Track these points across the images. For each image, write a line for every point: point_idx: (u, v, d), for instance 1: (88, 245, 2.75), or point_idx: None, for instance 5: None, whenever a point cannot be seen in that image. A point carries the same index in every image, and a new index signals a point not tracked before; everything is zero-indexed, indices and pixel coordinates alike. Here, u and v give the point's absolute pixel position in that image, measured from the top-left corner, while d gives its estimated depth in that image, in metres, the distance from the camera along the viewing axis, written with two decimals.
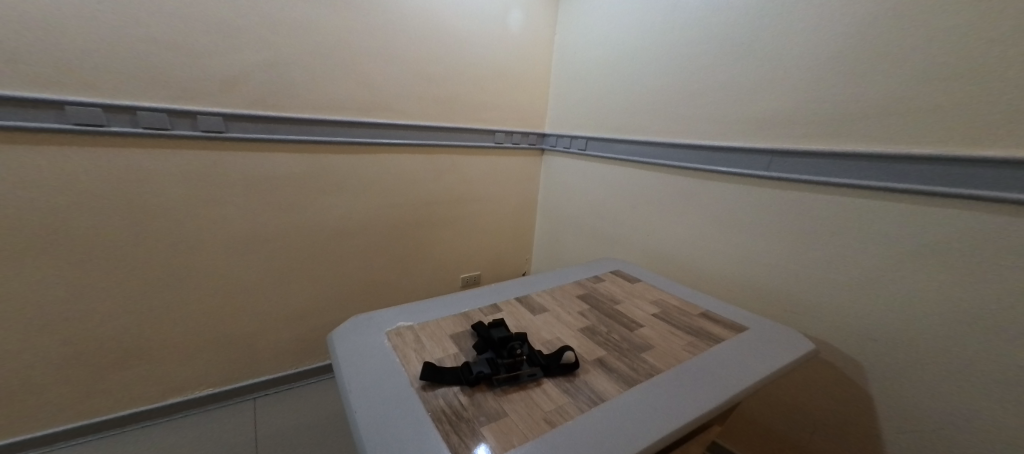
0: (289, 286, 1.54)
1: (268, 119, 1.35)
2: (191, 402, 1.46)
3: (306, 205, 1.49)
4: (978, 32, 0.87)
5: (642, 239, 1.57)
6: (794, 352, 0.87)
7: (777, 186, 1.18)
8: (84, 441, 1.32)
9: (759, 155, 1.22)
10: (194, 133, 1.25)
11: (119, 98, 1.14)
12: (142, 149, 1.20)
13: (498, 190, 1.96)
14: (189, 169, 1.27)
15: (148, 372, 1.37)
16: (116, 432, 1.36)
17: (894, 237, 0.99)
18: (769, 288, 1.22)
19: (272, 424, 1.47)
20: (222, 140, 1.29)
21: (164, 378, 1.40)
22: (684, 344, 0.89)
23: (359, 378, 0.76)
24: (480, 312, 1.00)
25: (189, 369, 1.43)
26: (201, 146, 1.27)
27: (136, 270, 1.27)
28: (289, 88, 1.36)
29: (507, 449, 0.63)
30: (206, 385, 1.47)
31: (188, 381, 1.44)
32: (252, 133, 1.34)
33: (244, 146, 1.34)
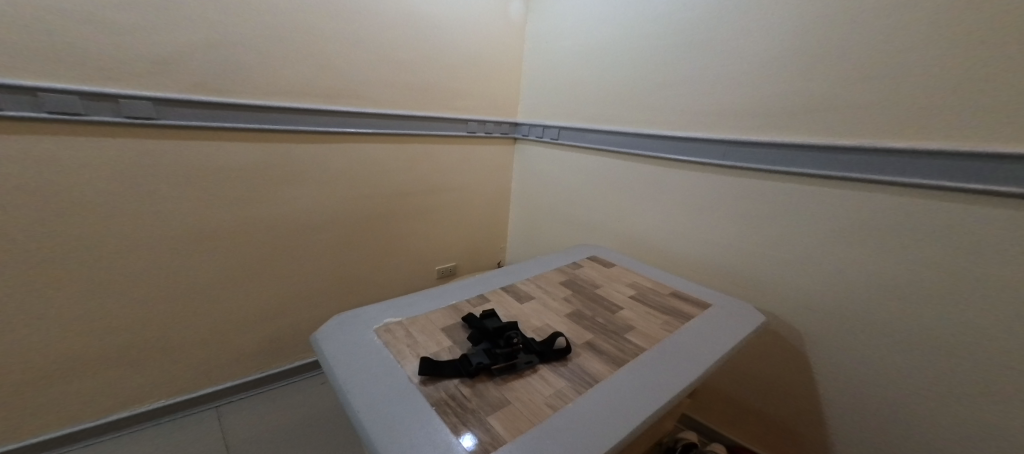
0: (255, 284, 1.48)
1: (211, 104, 1.24)
2: (156, 413, 1.39)
3: (267, 200, 1.42)
4: (922, 34, 0.95)
5: (616, 225, 1.64)
6: (749, 326, 0.96)
7: (735, 174, 1.28)
8: None
9: (719, 145, 1.31)
10: (116, 119, 1.12)
11: (18, 77, 0.99)
12: (57, 137, 1.07)
13: (472, 179, 1.96)
14: (128, 163, 1.16)
15: (102, 384, 1.28)
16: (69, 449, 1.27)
17: (835, 220, 1.11)
18: (730, 268, 1.33)
19: (244, 429, 1.42)
20: (154, 127, 1.17)
21: (120, 389, 1.31)
22: (661, 324, 0.96)
23: (356, 377, 0.78)
24: (468, 303, 1.02)
25: (147, 378, 1.35)
26: (129, 134, 1.15)
27: (73, 276, 1.16)
28: (242, 72, 1.27)
29: (515, 435, 0.66)
30: (167, 392, 1.40)
31: (147, 390, 1.36)
32: (191, 121, 1.22)
33: (184, 134, 1.23)
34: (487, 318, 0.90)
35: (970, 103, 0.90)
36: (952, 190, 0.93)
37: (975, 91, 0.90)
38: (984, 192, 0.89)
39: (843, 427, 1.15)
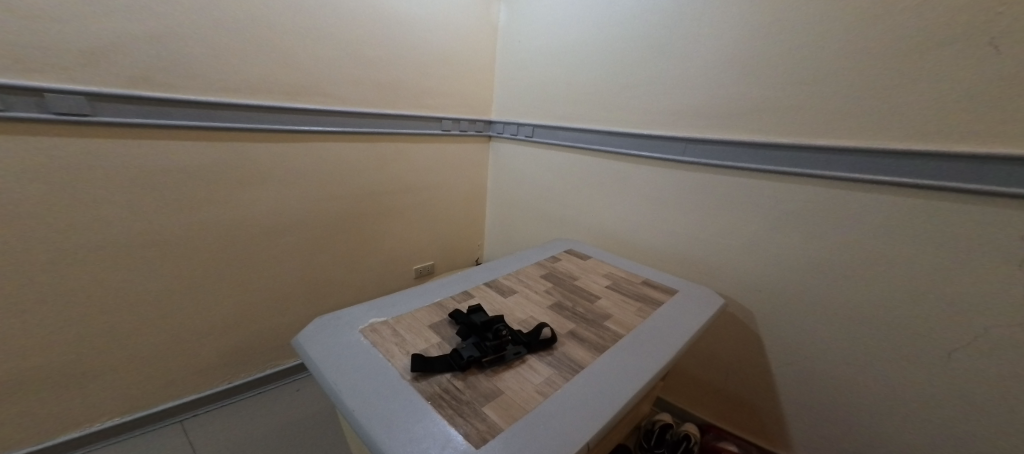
0: (223, 290, 1.43)
1: (154, 100, 1.18)
2: (121, 427, 1.34)
3: (230, 201, 1.37)
4: (857, 41, 1.06)
5: (588, 220, 1.71)
6: (708, 307, 1.05)
7: (695, 170, 1.38)
8: None
9: (679, 143, 1.40)
10: (42, 115, 1.05)
11: None
12: None
13: (445, 177, 1.96)
14: (72, 166, 1.11)
15: (60, 399, 1.22)
16: None
17: (782, 211, 1.23)
18: (692, 257, 1.43)
19: (216, 441, 1.38)
20: (87, 124, 1.10)
21: (77, 404, 1.25)
22: (635, 310, 1.03)
23: (347, 378, 0.79)
24: (453, 299, 1.05)
25: (109, 391, 1.30)
26: (57, 131, 1.08)
27: (11, 286, 1.09)
28: (189, 67, 1.22)
29: (510, 422, 0.71)
30: (131, 406, 1.34)
31: (109, 404, 1.31)
32: (131, 118, 1.16)
33: (123, 131, 1.16)
34: (475, 313, 0.92)
35: (891, 106, 1.03)
36: (888, 184, 1.05)
37: (903, 95, 1.02)
38: (906, 184, 1.03)
39: (795, 399, 1.27)
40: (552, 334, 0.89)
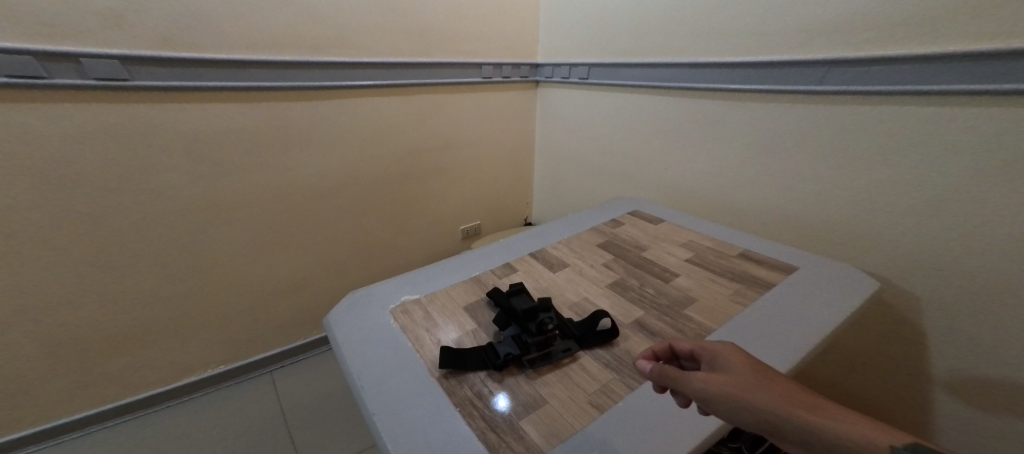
0: (269, 259, 1.33)
1: (187, 60, 1.03)
2: (214, 379, 1.37)
3: (275, 166, 1.24)
4: None
5: (659, 173, 1.36)
6: (853, 296, 0.76)
7: (834, 102, 0.93)
8: (90, 431, 1.20)
9: (813, 67, 0.95)
10: (84, 83, 0.93)
11: None
12: (24, 106, 0.89)
13: (492, 131, 1.74)
14: (121, 132, 1.01)
15: (150, 356, 1.23)
16: (127, 418, 1.25)
17: (974, 153, 0.77)
18: (808, 223, 1.03)
19: (297, 397, 1.39)
20: (129, 90, 0.99)
21: (169, 360, 1.27)
22: (730, 294, 0.79)
23: (370, 372, 0.64)
24: (493, 274, 0.86)
25: (197, 348, 1.30)
26: (101, 98, 0.97)
27: (72, 263, 1.04)
28: (211, 22, 1.04)
29: (556, 445, 0.52)
30: (219, 361, 1.36)
31: (198, 360, 1.32)
32: (166, 80, 1.03)
33: (165, 96, 1.04)
34: (517, 294, 0.74)
35: None
36: None
37: None
38: None
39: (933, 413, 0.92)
40: (613, 326, 0.69)
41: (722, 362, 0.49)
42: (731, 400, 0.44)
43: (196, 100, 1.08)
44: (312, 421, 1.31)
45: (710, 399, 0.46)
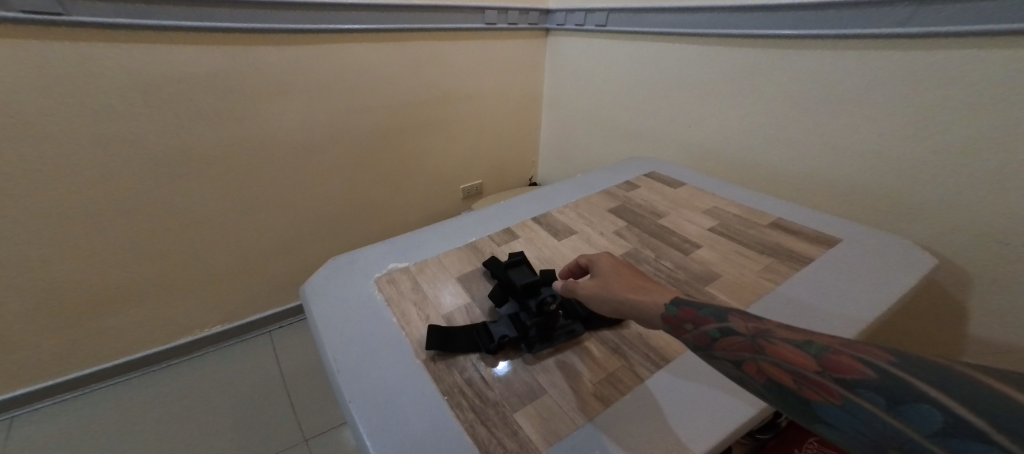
0: (256, 218, 1.24)
1: None
2: (212, 339, 1.33)
3: (252, 115, 1.12)
4: None
5: (682, 131, 1.22)
6: (904, 275, 0.66)
7: (911, 48, 0.76)
8: (89, 390, 1.18)
9: (894, 6, 0.76)
10: (13, 16, 0.80)
11: None
12: None
13: (495, 84, 1.58)
14: (70, 76, 0.89)
15: (140, 317, 1.19)
16: (126, 377, 1.23)
17: None
18: (856, 189, 0.89)
19: (297, 358, 1.36)
20: (69, 28, 0.85)
21: (162, 320, 1.23)
22: (759, 270, 0.69)
23: (348, 349, 0.56)
24: (490, 241, 0.77)
25: (191, 308, 1.26)
26: (36, 36, 0.84)
27: (36, 221, 0.95)
28: None
29: (553, 443, 0.45)
30: (215, 322, 1.32)
31: (193, 321, 1.28)
32: (115, 18, 0.89)
33: (115, 36, 0.90)
34: (518, 264, 0.65)
35: None
36: None
37: None
38: None
39: None
40: None
41: (599, 269, 0.57)
42: (593, 297, 0.52)
43: (153, 42, 0.95)
44: (310, 384, 1.28)
45: (583, 295, 0.54)
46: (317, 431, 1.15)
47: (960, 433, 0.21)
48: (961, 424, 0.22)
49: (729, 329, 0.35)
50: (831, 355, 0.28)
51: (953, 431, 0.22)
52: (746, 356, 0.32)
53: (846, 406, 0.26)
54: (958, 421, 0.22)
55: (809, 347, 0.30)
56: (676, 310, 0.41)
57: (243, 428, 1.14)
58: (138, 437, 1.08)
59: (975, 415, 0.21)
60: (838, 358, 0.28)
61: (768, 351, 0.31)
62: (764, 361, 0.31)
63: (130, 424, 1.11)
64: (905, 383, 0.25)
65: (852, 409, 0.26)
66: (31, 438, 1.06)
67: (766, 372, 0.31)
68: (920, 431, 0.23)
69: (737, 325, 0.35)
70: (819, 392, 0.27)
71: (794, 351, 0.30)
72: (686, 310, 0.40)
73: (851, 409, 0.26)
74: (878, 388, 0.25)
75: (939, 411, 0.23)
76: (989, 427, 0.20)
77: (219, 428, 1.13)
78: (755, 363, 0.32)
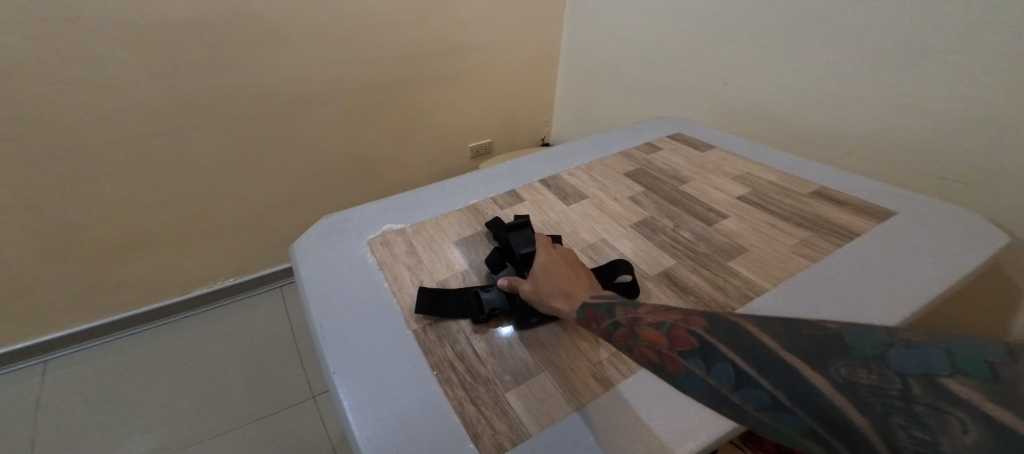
0: (261, 173, 1.22)
1: None
2: (225, 293, 1.35)
3: (249, 65, 1.06)
4: None
5: (714, 85, 1.10)
6: (966, 256, 0.57)
7: None
8: (111, 338, 1.23)
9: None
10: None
11: None
12: None
13: (510, 34, 1.46)
14: (55, 19, 0.84)
15: (153, 270, 1.20)
16: (145, 327, 1.27)
17: None
18: (915, 154, 0.78)
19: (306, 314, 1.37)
20: None
21: (175, 273, 1.24)
22: (793, 246, 0.61)
23: (334, 315, 0.50)
24: (492, 203, 0.70)
25: (201, 263, 1.26)
26: None
27: (40, 171, 0.94)
28: None
29: (546, 426, 0.40)
30: (226, 277, 1.33)
31: (205, 275, 1.29)
32: None
33: None
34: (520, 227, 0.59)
35: None
36: None
37: None
38: None
39: None
40: (633, 279, 0.53)
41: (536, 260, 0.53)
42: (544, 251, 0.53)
43: None
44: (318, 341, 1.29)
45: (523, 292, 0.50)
46: (323, 388, 1.16)
47: (745, 382, 0.24)
48: (744, 376, 0.24)
49: (617, 323, 0.37)
50: (674, 330, 0.31)
51: (742, 381, 0.24)
52: (630, 345, 0.34)
53: (686, 373, 0.28)
54: (743, 373, 0.24)
55: (663, 326, 0.32)
56: (582, 312, 0.43)
57: (253, 381, 1.16)
58: (156, 385, 1.13)
59: (752, 367, 0.24)
60: (679, 331, 0.30)
61: (641, 336, 0.33)
62: (636, 345, 0.33)
63: (148, 372, 1.15)
64: (713, 347, 0.27)
65: (689, 375, 0.28)
66: (59, 380, 1.12)
67: (641, 354, 0.33)
68: (726, 386, 0.25)
69: (622, 318, 0.37)
70: (670, 364, 0.30)
71: (654, 332, 0.32)
72: (591, 311, 0.42)
73: (689, 374, 0.28)
74: (700, 353, 0.28)
75: (731, 365, 0.25)
76: (761, 377, 0.23)
77: (229, 380, 1.16)
78: (635, 348, 0.34)
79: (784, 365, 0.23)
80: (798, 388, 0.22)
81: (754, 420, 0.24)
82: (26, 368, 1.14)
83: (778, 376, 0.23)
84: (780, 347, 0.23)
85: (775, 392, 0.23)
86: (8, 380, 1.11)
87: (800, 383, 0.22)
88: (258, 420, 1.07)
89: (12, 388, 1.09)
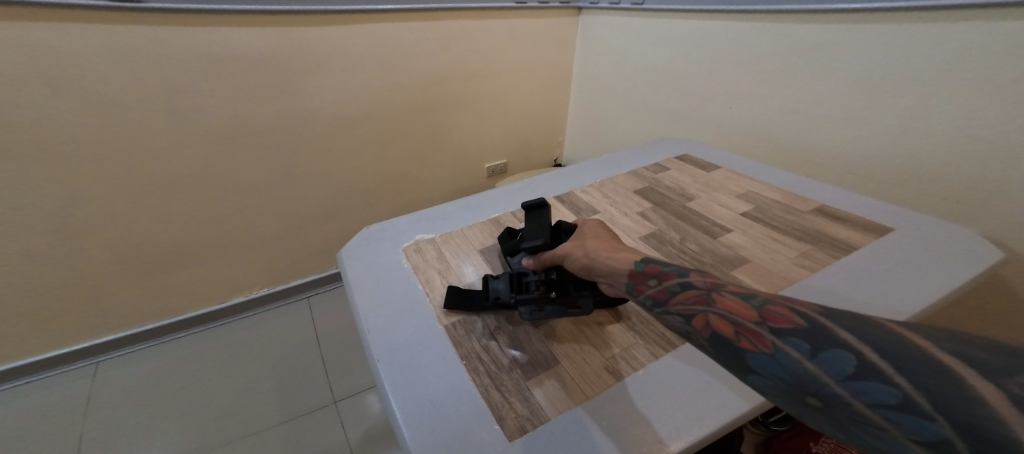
0: (295, 190, 1.31)
1: None
2: (258, 302, 1.44)
3: (292, 94, 1.16)
4: None
5: (721, 109, 1.16)
6: (960, 268, 0.61)
7: (1001, 15, 0.66)
8: (153, 344, 1.31)
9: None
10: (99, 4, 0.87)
11: None
12: (41, 28, 0.85)
13: (526, 63, 1.55)
14: (141, 57, 0.95)
15: (195, 280, 1.29)
16: (184, 334, 1.35)
17: None
18: (914, 174, 0.82)
19: (329, 324, 1.43)
20: (146, 13, 0.92)
21: (215, 284, 1.33)
22: (793, 258, 0.65)
23: (376, 312, 0.57)
24: (513, 217, 0.77)
25: (239, 273, 1.35)
26: (115, 21, 0.90)
27: (107, 189, 1.04)
28: None
29: (562, 410, 0.45)
30: (259, 288, 1.42)
31: (241, 285, 1.38)
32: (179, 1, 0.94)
33: (176, 19, 0.95)
34: (541, 217, 0.64)
35: None
36: None
37: None
38: None
39: None
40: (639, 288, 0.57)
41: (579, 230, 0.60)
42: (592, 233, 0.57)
43: (209, 22, 0.99)
44: (341, 350, 1.35)
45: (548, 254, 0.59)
46: (345, 395, 1.22)
47: (868, 378, 0.25)
48: (870, 372, 0.25)
49: (691, 285, 0.39)
50: (771, 310, 0.32)
51: (863, 375, 0.25)
52: (696, 309, 0.36)
53: (776, 353, 0.29)
54: (870, 368, 0.25)
55: (755, 303, 0.33)
56: (643, 267, 0.45)
57: (280, 387, 1.22)
58: (193, 388, 1.20)
59: (887, 365, 0.25)
60: (777, 312, 0.31)
61: (717, 304, 0.35)
62: (713, 312, 0.34)
63: (187, 376, 1.23)
64: (829, 334, 0.28)
65: (780, 355, 0.29)
66: (105, 382, 1.20)
67: (709, 324, 0.34)
68: (834, 376, 0.26)
69: (698, 282, 0.39)
70: (755, 341, 0.30)
71: (742, 305, 0.33)
72: (654, 267, 0.44)
73: (781, 356, 0.29)
74: (808, 338, 0.28)
75: (854, 358, 0.26)
76: (896, 375, 0.24)
77: (260, 385, 1.22)
78: (701, 315, 0.35)
79: (937, 369, 0.23)
80: (947, 395, 0.22)
81: (854, 417, 0.25)
82: (76, 370, 1.22)
83: (922, 379, 0.23)
84: (939, 351, 0.24)
85: (913, 395, 0.23)
86: (62, 381, 1.20)
87: (953, 388, 0.22)
88: (285, 423, 1.13)
89: (66, 388, 1.18)
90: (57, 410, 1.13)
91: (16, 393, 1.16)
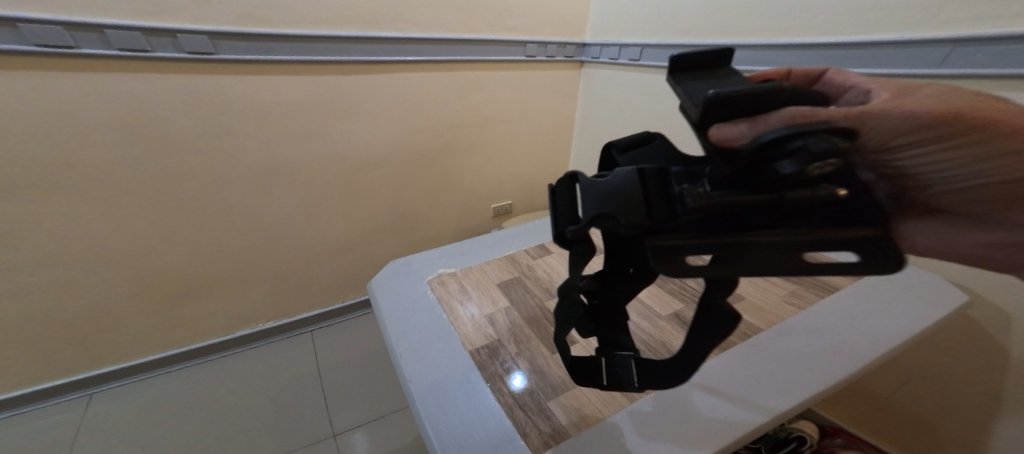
0: (313, 224, 1.37)
1: (258, 35, 1.05)
2: (263, 334, 1.46)
3: (322, 136, 1.25)
4: None
5: None
6: (930, 309, 0.68)
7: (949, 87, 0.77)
8: (158, 374, 1.32)
9: (937, 45, 0.77)
10: (179, 56, 0.98)
11: (77, 11, 0.87)
12: (119, 74, 0.94)
13: (533, 109, 1.67)
14: (200, 102, 1.05)
15: (209, 309, 1.32)
16: (189, 364, 1.37)
17: None
18: None
19: (331, 357, 1.45)
20: (213, 63, 1.02)
21: (227, 314, 1.36)
22: (785, 297, 0.72)
23: (405, 337, 0.62)
24: (526, 254, 0.84)
25: (250, 304, 1.38)
26: (186, 71, 1.01)
27: (141, 221, 1.10)
28: None
29: (580, 428, 0.50)
30: (266, 319, 1.45)
31: (250, 316, 1.41)
32: (245, 53, 1.06)
33: (236, 70, 1.06)
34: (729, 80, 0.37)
35: None
36: None
37: None
38: None
39: None
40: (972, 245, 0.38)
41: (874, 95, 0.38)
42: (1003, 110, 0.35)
43: (260, 72, 1.10)
44: (343, 383, 1.36)
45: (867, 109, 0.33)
46: (345, 427, 1.22)
47: None
48: None
49: None
50: None
51: None
52: None
53: None
54: None
55: None
56: None
57: (280, 420, 1.22)
58: (195, 419, 1.20)
59: None
60: None
61: None
62: None
63: (190, 407, 1.24)
64: None
65: None
66: (106, 413, 1.20)
67: None
68: None
69: None
70: None
71: None
72: None
73: None
74: None
75: None
76: None
77: (262, 417, 1.23)
78: None
79: None
80: None
81: None
82: (79, 399, 1.23)
83: None
84: None
85: None
86: (65, 409, 1.20)
87: None
88: None
89: (68, 417, 1.18)
90: (58, 439, 1.12)
91: (21, 420, 1.17)
